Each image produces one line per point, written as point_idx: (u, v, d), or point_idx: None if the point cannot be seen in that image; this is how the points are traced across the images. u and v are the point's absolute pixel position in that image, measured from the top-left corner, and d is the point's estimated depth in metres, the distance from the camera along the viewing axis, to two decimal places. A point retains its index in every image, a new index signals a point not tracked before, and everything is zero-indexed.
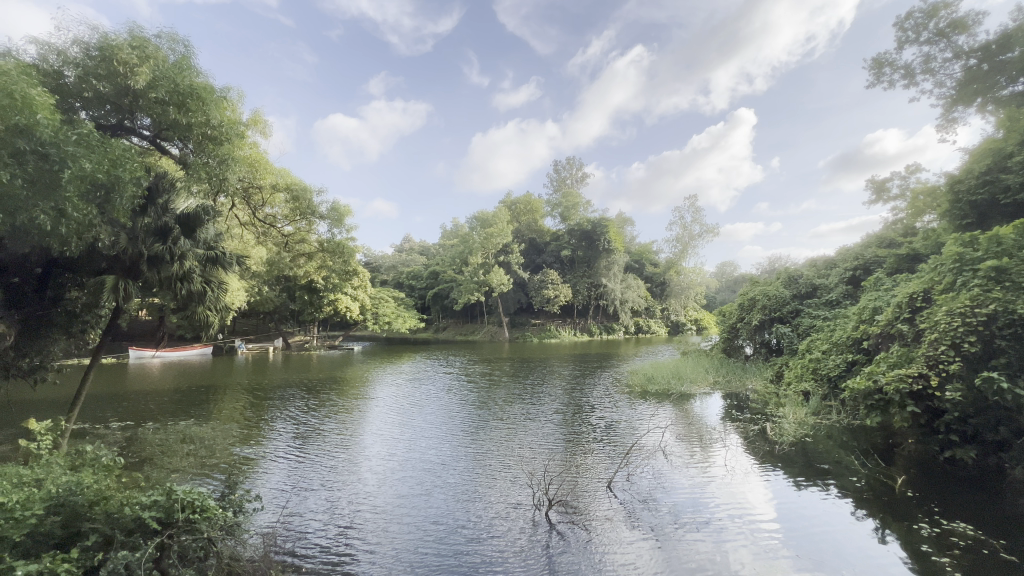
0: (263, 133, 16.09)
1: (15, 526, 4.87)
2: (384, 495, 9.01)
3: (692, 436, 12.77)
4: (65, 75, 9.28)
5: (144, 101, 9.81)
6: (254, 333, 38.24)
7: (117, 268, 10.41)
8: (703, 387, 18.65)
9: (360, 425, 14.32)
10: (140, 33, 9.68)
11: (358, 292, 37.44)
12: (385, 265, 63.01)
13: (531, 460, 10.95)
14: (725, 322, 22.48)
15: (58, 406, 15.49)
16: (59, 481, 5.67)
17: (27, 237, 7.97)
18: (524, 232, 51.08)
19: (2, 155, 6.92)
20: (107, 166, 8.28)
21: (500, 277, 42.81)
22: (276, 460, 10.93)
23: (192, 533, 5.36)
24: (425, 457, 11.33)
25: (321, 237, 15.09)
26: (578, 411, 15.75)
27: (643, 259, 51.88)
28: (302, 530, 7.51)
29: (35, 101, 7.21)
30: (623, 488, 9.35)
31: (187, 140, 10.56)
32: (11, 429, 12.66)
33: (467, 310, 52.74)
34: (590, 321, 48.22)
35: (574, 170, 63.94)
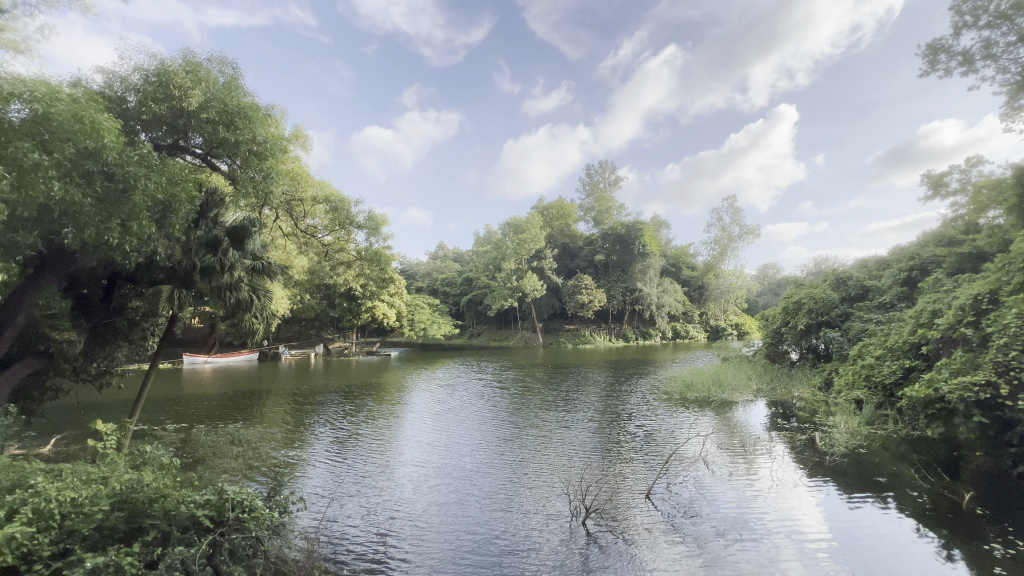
0: (304, 147, 16.84)
1: (83, 520, 5.24)
2: (420, 502, 9.14)
3: (735, 445, 12.32)
4: (127, 100, 10.02)
5: (196, 121, 10.43)
6: (296, 339, 39.71)
7: (173, 280, 11.02)
8: (746, 394, 17.98)
9: (395, 431, 14.58)
10: (193, 57, 10.34)
11: (395, 299, 38.34)
12: (419, 272, 64.24)
13: (565, 469, 10.86)
14: (768, 326, 21.61)
15: (119, 408, 16.54)
16: (123, 478, 6.02)
17: (96, 251, 8.62)
18: (557, 238, 50.89)
19: (74, 177, 7.54)
20: (165, 184, 8.81)
21: (534, 283, 42.74)
22: (316, 464, 11.26)
23: (242, 531, 5.64)
24: (459, 465, 11.42)
25: (359, 246, 15.62)
26: (614, 419, 15.47)
27: (680, 263, 50.62)
28: (342, 535, 7.71)
29: (103, 125, 7.84)
30: (662, 499, 9.13)
31: (236, 157, 11.18)
32: (79, 429, 13.64)
33: (501, 316, 52.94)
34: (625, 326, 47.42)
35: (606, 174, 63.31)
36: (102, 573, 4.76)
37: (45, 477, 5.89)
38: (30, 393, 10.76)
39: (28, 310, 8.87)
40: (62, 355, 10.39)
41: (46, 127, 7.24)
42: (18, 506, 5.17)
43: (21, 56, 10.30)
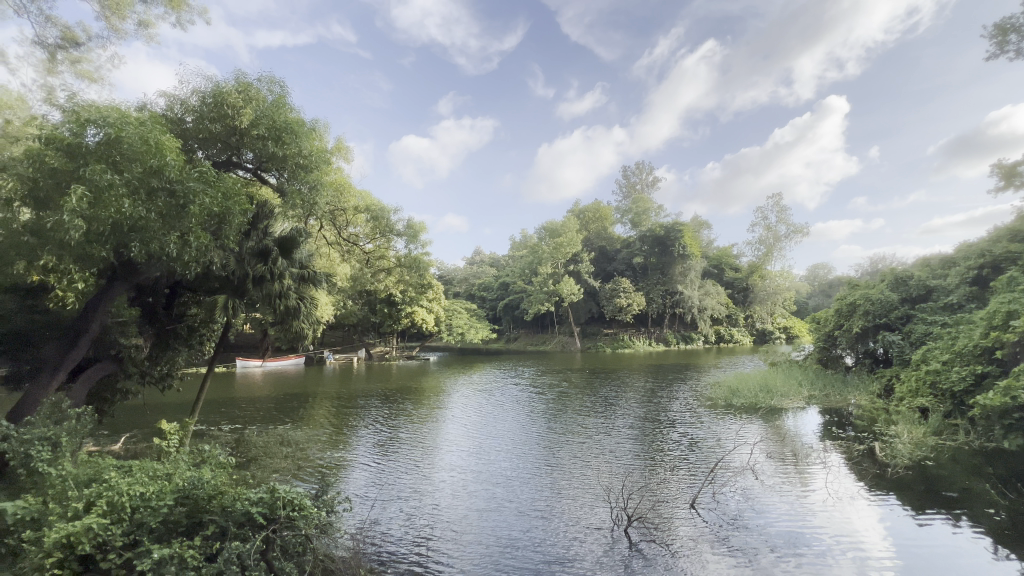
0: (346, 158, 17.53)
1: (150, 514, 5.64)
2: (460, 507, 9.27)
3: (785, 455, 11.77)
4: (187, 121, 10.77)
5: (248, 138, 11.07)
6: (340, 344, 41.09)
7: (228, 288, 11.53)
8: (797, 401, 17.17)
9: (434, 435, 14.84)
10: (245, 78, 10.99)
11: (433, 304, 39.05)
12: (457, 278, 65.17)
13: (607, 476, 10.72)
14: (820, 329, 20.55)
15: (180, 409, 17.63)
16: (185, 475, 6.39)
17: (160, 263, 9.23)
18: (594, 241, 50.39)
19: (140, 194, 8.19)
20: (220, 199, 9.29)
21: (571, 287, 42.44)
22: (360, 467, 11.60)
23: (293, 529, 5.90)
24: (498, 470, 11.50)
25: (399, 253, 16.16)
26: (656, 425, 15.12)
27: (722, 264, 48.94)
28: (386, 537, 7.94)
29: (165, 145, 8.47)
30: (708, 509, 8.85)
31: (284, 170, 11.75)
32: (147, 428, 14.65)
33: (538, 321, 52.86)
34: (666, 330, 46.26)
35: (644, 175, 62.28)
36: (168, 565, 5.11)
37: (117, 472, 6.35)
38: (103, 395, 11.66)
39: (102, 318, 9.61)
40: (131, 360, 11.21)
41: (118, 150, 8.04)
42: (95, 498, 5.62)
43: (96, 85, 11.28)
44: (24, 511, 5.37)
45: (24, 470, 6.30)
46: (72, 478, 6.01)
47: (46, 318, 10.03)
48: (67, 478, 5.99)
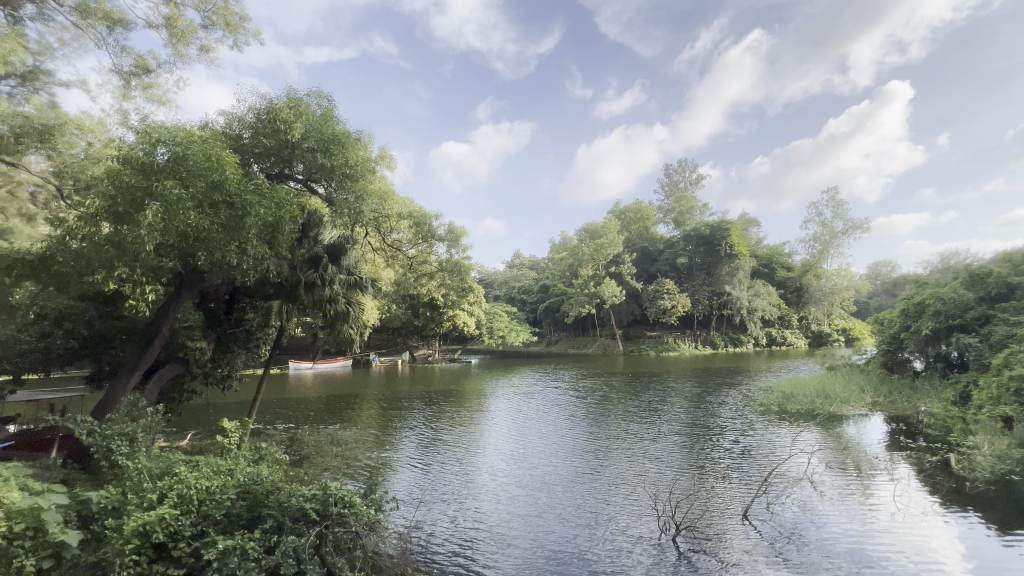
0: (389, 166, 18.11)
1: (215, 506, 6.03)
2: (503, 511, 9.34)
3: (847, 465, 11.06)
4: (244, 137, 11.49)
5: (299, 151, 11.66)
6: (385, 347, 42.29)
7: (282, 293, 11.96)
8: (858, 408, 16.18)
9: (476, 438, 14.98)
10: (296, 94, 11.61)
11: (474, 308, 39.54)
12: (497, 281, 65.61)
13: (652, 484, 10.44)
14: (884, 331, 19.20)
15: (240, 409, 18.74)
16: (245, 471, 6.76)
17: (221, 271, 9.78)
18: (635, 241, 49.41)
19: (204, 207, 8.81)
20: (274, 209, 9.77)
21: (612, 289, 41.75)
22: (404, 468, 11.87)
23: (344, 525, 6.16)
24: (540, 475, 11.48)
25: (441, 258, 16.72)
26: (703, 432, 14.62)
27: (773, 262, 46.72)
28: (431, 538, 8.11)
29: (225, 160, 9.04)
30: (762, 521, 8.46)
31: (331, 180, 12.30)
32: (211, 426, 15.68)
33: (579, 323, 52.35)
34: (713, 332, 44.65)
35: (687, 172, 60.58)
36: (231, 555, 5.45)
37: (185, 466, 6.81)
38: (172, 394, 12.53)
39: (170, 323, 10.31)
40: (196, 362, 11.99)
41: (184, 166, 8.67)
42: (167, 491, 6.06)
43: (164, 107, 12.22)
44: (107, 500, 5.88)
45: (106, 462, 6.88)
46: (147, 471, 6.51)
47: (122, 323, 10.91)
48: (142, 471, 6.48)
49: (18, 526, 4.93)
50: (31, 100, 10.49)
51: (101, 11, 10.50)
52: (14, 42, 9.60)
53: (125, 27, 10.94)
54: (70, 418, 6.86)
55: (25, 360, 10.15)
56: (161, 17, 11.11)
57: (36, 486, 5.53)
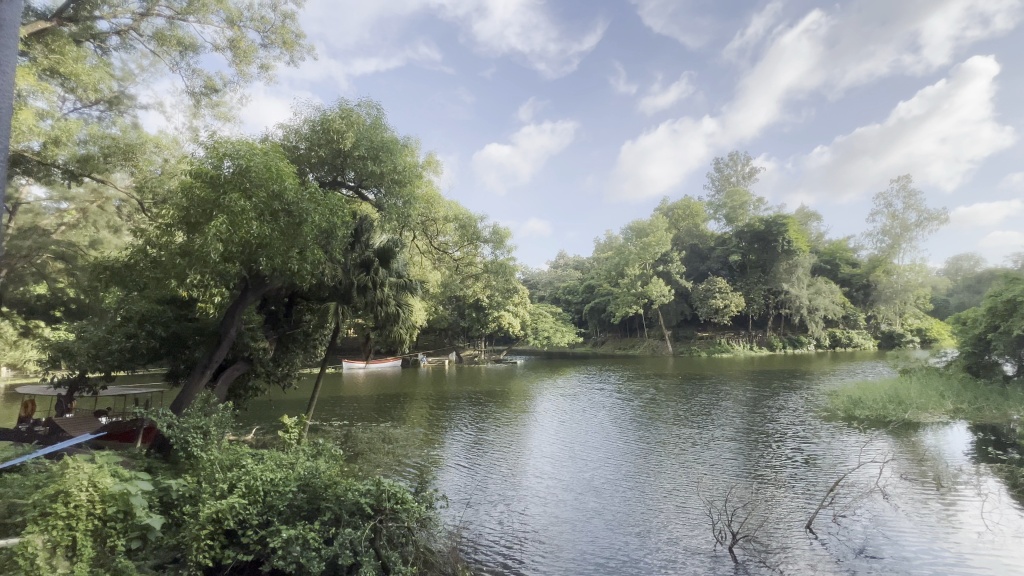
0: (435, 171, 18.56)
1: (278, 497, 6.40)
2: (551, 514, 9.35)
3: (926, 478, 10.20)
4: (300, 148, 12.15)
5: (351, 159, 12.23)
6: (432, 347, 43.20)
7: (336, 295, 12.18)
8: (937, 416, 14.87)
9: (523, 439, 15.04)
10: (347, 105, 12.19)
11: (519, 308, 39.75)
12: (541, 282, 65.37)
13: (706, 491, 10.08)
14: (967, 331, 17.55)
15: (298, 406, 19.78)
16: (305, 466, 7.12)
17: (280, 276, 10.31)
18: (684, 239, 47.83)
19: (266, 216, 9.39)
20: (328, 215, 10.27)
21: (660, 288, 40.63)
22: (452, 467, 12.08)
23: (397, 520, 6.38)
24: (588, 479, 11.38)
25: (486, 259, 16.91)
26: (761, 438, 13.93)
27: (836, 258, 43.84)
28: (480, 538, 8.25)
29: (284, 171, 9.63)
30: (828, 534, 7.97)
31: (381, 187, 12.79)
32: (273, 422, 16.66)
33: (625, 324, 51.26)
34: (770, 332, 42.42)
35: (739, 165, 58.07)
36: (294, 544, 5.76)
37: (251, 459, 7.25)
38: (238, 390, 13.34)
39: (237, 324, 10.91)
40: (260, 361, 12.68)
41: (247, 178, 9.29)
42: (235, 481, 6.48)
43: (229, 123, 13.10)
44: (184, 487, 6.37)
45: (184, 453, 7.49)
46: (218, 462, 7.02)
47: (196, 324, 11.80)
48: (214, 462, 6.96)
49: (111, 508, 5.45)
50: (118, 122, 11.76)
51: (175, 38, 11.43)
52: (102, 72, 10.65)
53: (195, 51, 11.85)
54: (153, 411, 7.50)
55: (114, 359, 11.19)
56: (226, 40, 11.96)
57: (125, 472, 6.09)
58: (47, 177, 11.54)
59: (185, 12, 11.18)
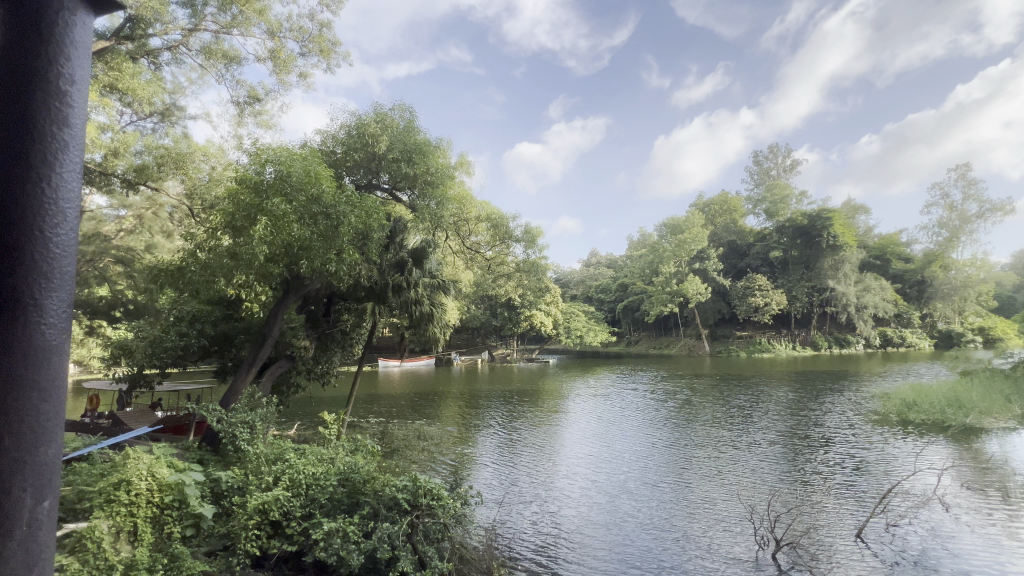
0: (467, 172, 18.76)
1: (320, 490, 6.62)
2: (586, 516, 9.29)
3: (990, 487, 9.53)
4: (337, 152, 12.56)
5: (385, 162, 12.54)
6: (465, 346, 43.63)
7: (372, 295, 12.43)
8: (1002, 421, 13.85)
9: (556, 439, 15.02)
10: (382, 109, 12.49)
11: (551, 307, 39.66)
12: (573, 281, 64.93)
13: (747, 496, 9.77)
14: None
15: (336, 403, 20.45)
16: (344, 461, 7.33)
17: (320, 277, 10.64)
18: (721, 236, 46.23)
19: (306, 219, 9.72)
20: (364, 217, 10.54)
21: (696, 286, 39.60)
22: (485, 465, 12.16)
23: (433, 516, 6.49)
24: (623, 480, 11.25)
25: (518, 258, 16.97)
26: (805, 442, 13.38)
27: (886, 253, 41.53)
28: (514, 537, 8.30)
29: (322, 175, 9.96)
30: (880, 543, 7.59)
31: (415, 188, 13.03)
32: (313, 418, 17.29)
33: (660, 322, 50.22)
34: (814, 331, 40.61)
35: (780, 158, 55.87)
36: (335, 536, 5.95)
37: (294, 453, 7.52)
38: (281, 387, 13.84)
39: (279, 324, 11.29)
40: (301, 359, 13.11)
41: (288, 183, 9.66)
42: (280, 475, 6.75)
43: (270, 131, 13.62)
44: (232, 479, 6.68)
45: (232, 446, 7.90)
46: (263, 456, 7.32)
47: (241, 324, 12.36)
48: (260, 456, 7.26)
49: (167, 497, 5.82)
50: (170, 133, 12.46)
51: (220, 51, 12.00)
52: (156, 86, 11.31)
53: (239, 63, 12.40)
54: (204, 406, 7.90)
55: (168, 356, 11.84)
56: (267, 51, 12.46)
57: (180, 463, 6.45)
58: (108, 186, 12.33)
59: (229, 26, 11.72)
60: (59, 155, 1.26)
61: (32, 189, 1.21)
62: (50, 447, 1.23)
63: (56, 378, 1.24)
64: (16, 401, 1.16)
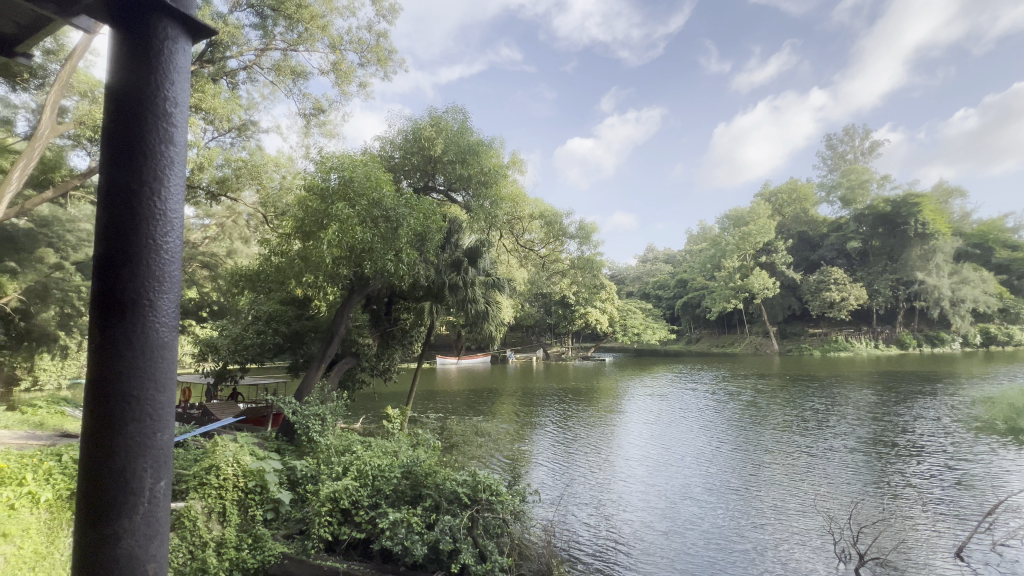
0: (520, 170, 18.77)
1: (385, 480, 6.89)
2: (649, 520, 9.11)
3: None
4: (395, 157, 13.08)
5: (441, 164, 12.88)
6: (520, 344, 43.82)
7: (430, 294, 12.75)
8: None
9: (615, 439, 14.81)
10: (436, 113, 12.80)
11: (606, 304, 38.91)
12: (629, 277, 63.21)
13: (826, 505, 9.14)
14: None
15: (397, 398, 21.28)
16: (407, 455, 7.57)
17: (381, 278, 11.08)
18: (791, 226, 43.05)
19: (368, 223, 10.14)
20: (422, 220, 10.88)
21: (763, 281, 37.29)
22: (542, 464, 12.21)
23: (492, 511, 6.62)
24: (687, 485, 10.89)
25: (572, 255, 16.78)
26: (892, 450, 12.28)
27: (988, 241, 37.07)
28: (575, 537, 8.32)
29: (381, 180, 10.40)
30: (986, 564, 6.81)
31: (469, 189, 13.23)
32: (376, 412, 18.11)
33: (723, 320, 47.81)
34: (901, 329, 37.05)
35: (857, 140, 51.48)
36: (400, 526, 6.21)
37: (361, 445, 7.88)
38: (348, 382, 14.57)
39: (345, 322, 11.88)
40: (365, 356, 13.74)
41: (351, 188, 10.13)
42: (349, 466, 7.11)
43: (334, 140, 14.38)
44: (305, 469, 7.10)
45: (305, 437, 8.43)
46: (333, 448, 7.73)
47: (311, 323, 13.18)
48: (330, 447, 7.68)
49: (250, 482, 6.30)
50: (246, 146, 13.48)
51: (288, 68, 12.80)
52: (233, 103, 12.22)
53: (305, 77, 13.16)
54: (281, 400, 8.49)
55: (249, 352, 12.82)
56: (330, 64, 13.14)
57: (260, 452, 6.96)
58: (195, 197, 13.54)
59: (296, 43, 12.49)
60: (166, 171, 1.38)
61: (145, 203, 1.33)
62: (165, 434, 1.35)
63: (170, 375, 1.37)
64: (138, 394, 1.30)
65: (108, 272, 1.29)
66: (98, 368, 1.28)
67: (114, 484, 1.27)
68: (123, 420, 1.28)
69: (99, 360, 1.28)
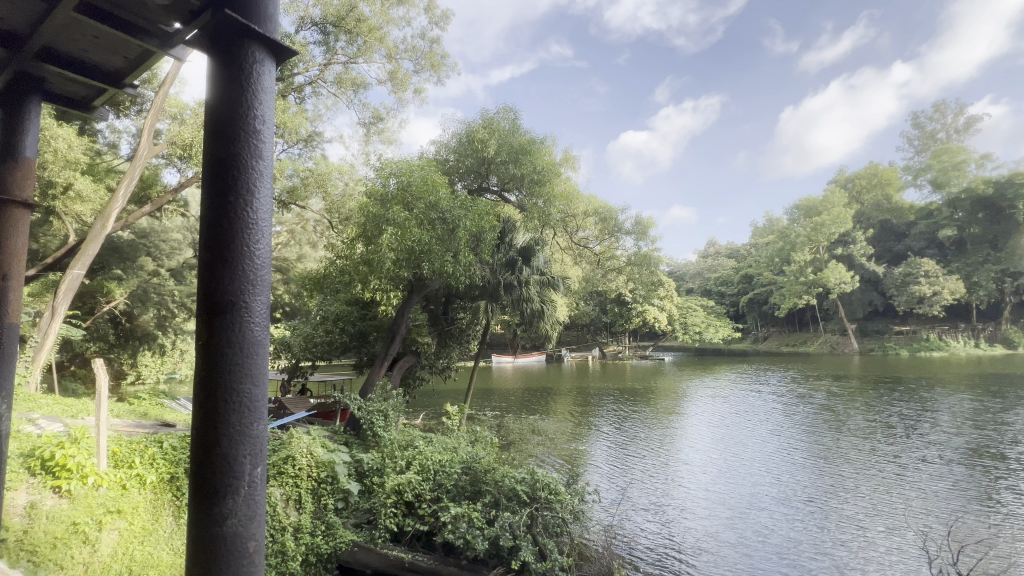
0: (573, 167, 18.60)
1: (446, 475, 7.08)
2: (713, 529, 8.76)
3: None
4: (450, 160, 13.44)
5: (495, 165, 13.06)
6: (575, 343, 43.43)
7: (485, 293, 12.89)
8: None
9: (676, 442, 14.33)
10: (488, 115, 12.99)
11: (665, 302, 37.71)
12: (687, 273, 60.84)
13: (919, 521, 8.32)
14: None
15: (455, 396, 21.81)
16: (467, 452, 7.66)
17: (438, 279, 11.39)
18: (871, 215, 39.53)
19: (425, 224, 10.49)
20: (476, 220, 11.04)
21: (840, 275, 34.49)
22: (600, 465, 12.06)
23: (551, 510, 6.60)
24: (756, 493, 10.33)
25: (628, 252, 16.48)
26: (997, 462, 10.98)
27: None
28: (634, 540, 8.19)
29: (437, 183, 10.70)
30: None
31: (522, 188, 13.30)
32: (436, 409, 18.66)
33: (794, 317, 44.78)
34: (1006, 326, 33.03)
35: (949, 117, 46.39)
36: (461, 520, 6.35)
37: (422, 440, 8.14)
38: (408, 380, 15.11)
39: (405, 323, 12.37)
40: (424, 354, 14.19)
41: (409, 192, 10.52)
42: (411, 460, 7.32)
43: (392, 145, 14.94)
44: (371, 462, 7.42)
45: (371, 431, 8.86)
46: (397, 442, 8.02)
47: (374, 322, 13.68)
48: (393, 442, 7.97)
49: (322, 472, 6.67)
50: (313, 156, 14.32)
51: (349, 80, 13.47)
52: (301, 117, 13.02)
53: (364, 88, 13.80)
54: (347, 395, 8.96)
55: (319, 350, 13.66)
56: (387, 74, 13.69)
57: (330, 444, 7.35)
58: None
59: (355, 55, 13.13)
60: (255, 184, 1.50)
61: (239, 212, 1.46)
62: (260, 423, 1.47)
63: (260, 370, 1.49)
64: (237, 387, 1.42)
65: (211, 274, 1.41)
66: (203, 363, 1.41)
67: (220, 467, 1.40)
68: (225, 410, 1.40)
69: (207, 354, 1.41)
